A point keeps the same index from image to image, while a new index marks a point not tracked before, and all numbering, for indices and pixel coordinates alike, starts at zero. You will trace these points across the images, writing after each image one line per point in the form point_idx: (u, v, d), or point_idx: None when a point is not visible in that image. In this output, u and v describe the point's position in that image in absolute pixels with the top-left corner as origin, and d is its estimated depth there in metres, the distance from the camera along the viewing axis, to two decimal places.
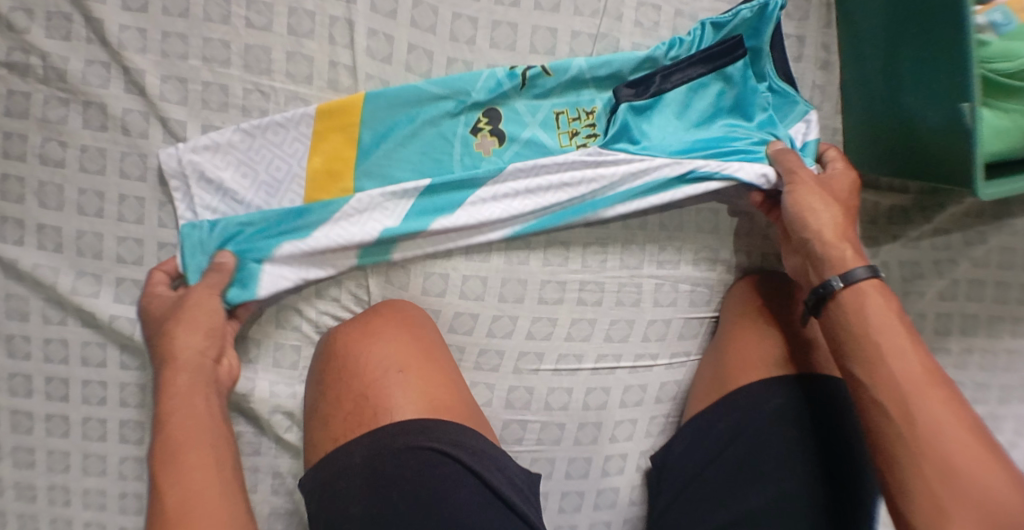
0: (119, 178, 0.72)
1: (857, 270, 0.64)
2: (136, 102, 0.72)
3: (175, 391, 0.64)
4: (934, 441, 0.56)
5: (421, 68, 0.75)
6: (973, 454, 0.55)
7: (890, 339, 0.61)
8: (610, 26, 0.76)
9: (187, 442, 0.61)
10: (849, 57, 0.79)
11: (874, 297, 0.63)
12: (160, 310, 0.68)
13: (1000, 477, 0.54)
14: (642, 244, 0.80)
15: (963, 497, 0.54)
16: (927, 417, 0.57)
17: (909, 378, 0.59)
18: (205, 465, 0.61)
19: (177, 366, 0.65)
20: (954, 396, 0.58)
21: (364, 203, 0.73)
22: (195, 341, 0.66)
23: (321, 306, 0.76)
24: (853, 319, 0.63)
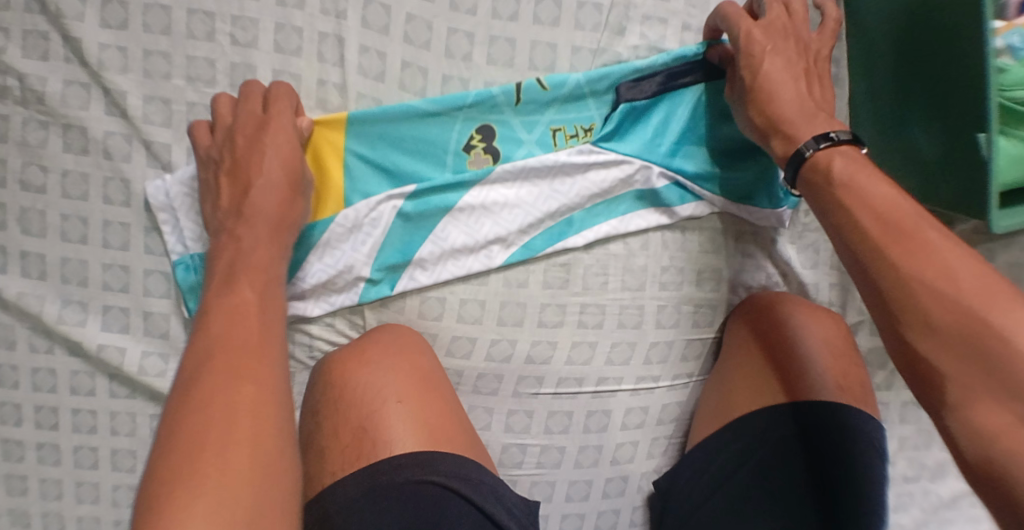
0: (102, 204, 0.70)
1: (802, 149, 0.61)
2: (118, 124, 0.69)
3: (258, 222, 0.63)
4: (908, 303, 0.50)
5: (415, 86, 0.71)
6: (963, 299, 0.48)
7: (847, 208, 0.56)
8: (613, 40, 0.73)
9: (250, 285, 0.58)
10: (860, 73, 0.75)
11: (842, 159, 0.58)
12: (273, 152, 0.64)
13: (1004, 313, 0.47)
14: (645, 264, 0.77)
15: (960, 354, 0.48)
16: (908, 260, 0.51)
17: (876, 241, 0.53)
18: (252, 300, 0.57)
19: (245, 253, 0.61)
20: (931, 238, 0.51)
21: (351, 219, 0.71)
22: (270, 263, 0.61)
23: (317, 331, 0.74)
24: (818, 197, 0.59)
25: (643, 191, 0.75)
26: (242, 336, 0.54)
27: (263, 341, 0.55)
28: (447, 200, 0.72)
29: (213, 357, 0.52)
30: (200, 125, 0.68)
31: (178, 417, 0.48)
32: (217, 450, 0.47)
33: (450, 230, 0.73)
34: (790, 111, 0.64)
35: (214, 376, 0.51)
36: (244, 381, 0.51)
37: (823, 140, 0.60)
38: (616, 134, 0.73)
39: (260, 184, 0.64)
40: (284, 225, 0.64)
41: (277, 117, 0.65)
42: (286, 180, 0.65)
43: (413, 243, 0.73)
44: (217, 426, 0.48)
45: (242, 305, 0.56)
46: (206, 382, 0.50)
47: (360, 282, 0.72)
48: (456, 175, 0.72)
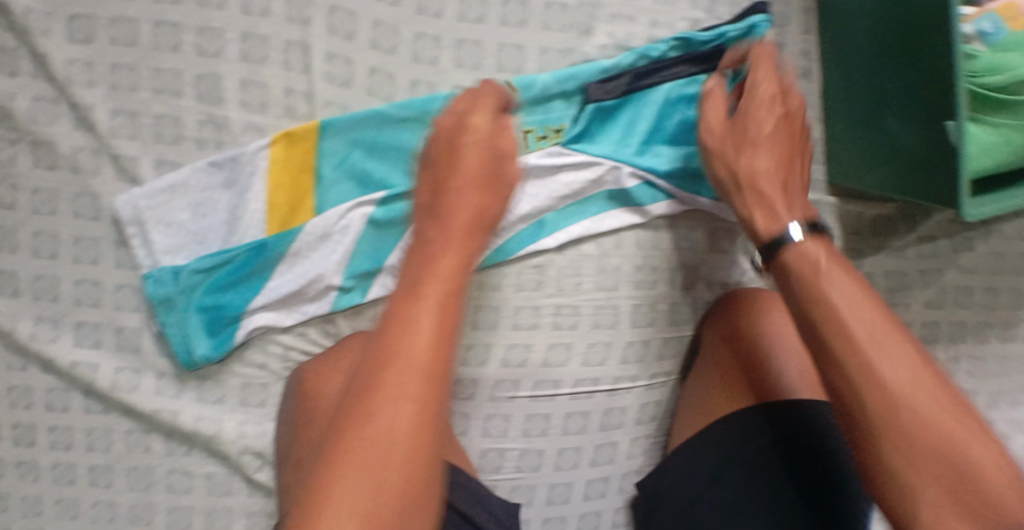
0: (73, 219, 0.70)
1: (784, 236, 0.58)
2: (86, 139, 0.69)
3: (455, 226, 0.57)
4: (900, 434, 0.48)
5: (383, 91, 0.71)
6: (954, 444, 0.47)
7: (831, 302, 0.52)
8: (580, 41, 0.72)
9: (426, 307, 0.49)
10: (832, 65, 0.75)
11: (824, 257, 0.55)
12: (470, 153, 0.61)
13: (984, 459, 0.46)
14: (618, 264, 0.77)
15: (951, 504, 0.46)
16: (891, 385, 0.49)
17: (858, 349, 0.50)
18: (425, 311, 0.49)
19: (439, 257, 0.54)
20: (910, 359, 0.50)
21: (321, 228, 0.70)
22: (464, 262, 0.54)
23: (289, 342, 0.74)
24: (797, 288, 0.55)
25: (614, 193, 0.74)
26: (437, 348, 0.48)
27: (445, 367, 0.48)
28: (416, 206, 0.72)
29: (377, 387, 0.46)
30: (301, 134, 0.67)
31: (319, 466, 0.44)
32: (359, 491, 0.43)
33: None
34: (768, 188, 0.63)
35: (375, 397, 0.45)
36: (387, 424, 0.45)
37: (809, 231, 0.57)
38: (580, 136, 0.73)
39: (454, 185, 0.60)
40: (484, 221, 0.60)
41: (472, 113, 0.62)
42: (491, 174, 0.61)
43: (383, 249, 0.72)
44: (360, 469, 0.43)
45: (416, 326, 0.48)
46: (369, 418, 0.45)
47: (332, 290, 0.72)
48: None
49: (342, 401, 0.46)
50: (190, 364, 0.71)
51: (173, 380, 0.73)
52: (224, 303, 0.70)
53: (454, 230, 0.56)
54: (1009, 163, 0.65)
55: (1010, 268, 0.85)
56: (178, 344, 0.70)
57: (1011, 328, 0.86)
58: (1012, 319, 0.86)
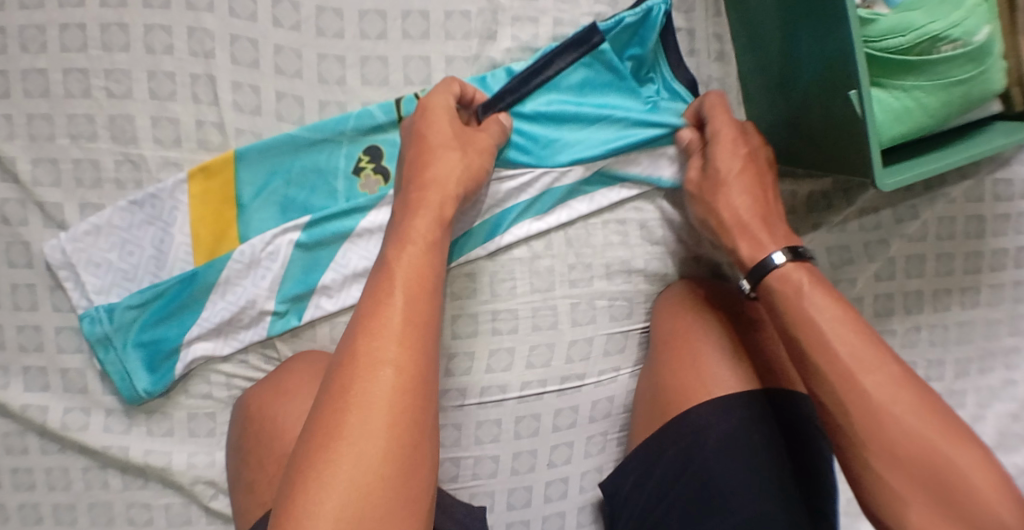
0: (7, 268, 0.71)
1: (772, 257, 0.61)
2: (12, 190, 0.71)
3: (422, 202, 0.61)
4: (874, 430, 0.53)
5: (294, 115, 0.71)
6: (928, 434, 0.52)
7: (816, 325, 0.56)
8: (484, 46, 0.72)
9: (401, 285, 0.53)
10: (744, 45, 0.74)
11: (807, 284, 0.59)
12: (433, 135, 0.64)
13: (957, 449, 0.51)
14: (551, 265, 0.76)
15: (920, 484, 0.51)
16: (869, 397, 0.53)
17: (836, 363, 0.55)
18: (401, 277, 0.54)
19: (410, 243, 0.57)
20: (892, 372, 0.54)
21: (248, 255, 0.71)
22: (433, 242, 0.58)
23: (230, 370, 0.74)
24: (779, 307, 0.60)
25: (537, 194, 0.74)
26: (411, 304, 0.52)
27: (425, 335, 0.51)
28: (342, 225, 0.71)
29: (356, 345, 0.50)
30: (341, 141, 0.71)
31: (319, 409, 0.48)
32: (358, 445, 0.46)
33: (348, 253, 0.72)
34: (742, 233, 0.65)
35: (359, 363, 0.49)
36: (378, 375, 0.48)
37: (792, 255, 0.60)
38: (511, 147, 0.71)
39: (421, 161, 0.63)
40: (466, 179, 0.64)
41: (432, 99, 0.65)
42: (465, 139, 0.66)
43: (316, 270, 0.72)
44: (356, 425, 0.46)
45: (391, 305, 0.51)
46: (350, 388, 0.48)
47: (266, 316, 0.72)
48: (350, 201, 0.72)
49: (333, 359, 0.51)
50: (134, 400, 0.72)
51: (121, 416, 0.74)
52: (161, 336, 0.71)
53: (420, 211, 0.60)
54: (922, 127, 0.64)
55: (963, 231, 0.81)
56: (119, 380, 0.71)
57: (971, 294, 0.82)
58: (970, 283, 0.82)
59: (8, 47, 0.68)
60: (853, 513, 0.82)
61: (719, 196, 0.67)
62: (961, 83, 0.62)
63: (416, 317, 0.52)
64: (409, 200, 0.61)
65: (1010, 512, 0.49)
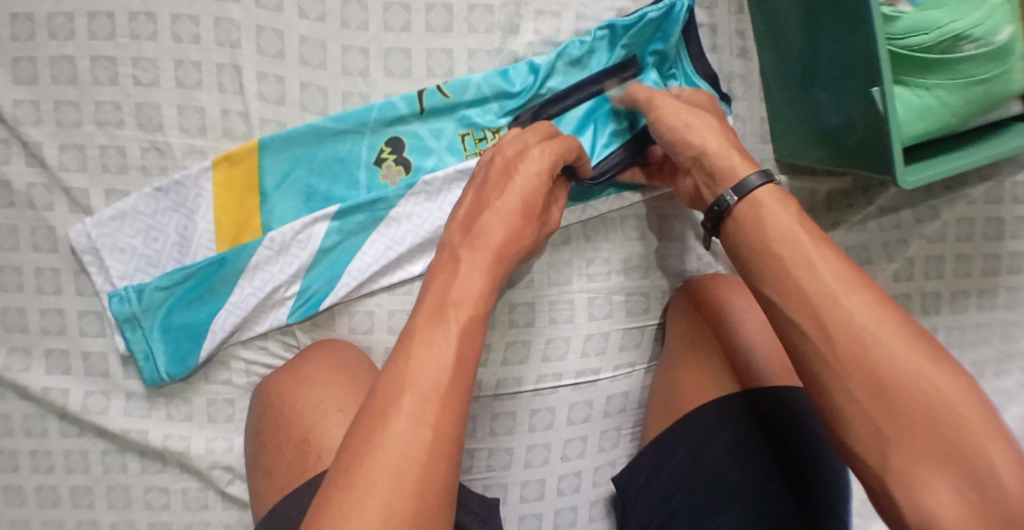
0: (32, 252, 0.72)
1: (751, 179, 0.56)
2: (39, 175, 0.71)
3: (489, 232, 0.58)
4: (863, 363, 0.47)
5: (317, 106, 0.72)
6: (918, 368, 0.47)
7: (778, 254, 0.52)
8: (506, 40, 0.72)
9: (454, 324, 0.51)
10: (766, 42, 0.74)
11: (772, 206, 0.54)
12: (522, 181, 0.61)
13: (946, 384, 0.46)
14: (568, 259, 0.77)
15: (911, 428, 0.46)
16: (848, 320, 0.48)
17: (816, 286, 0.50)
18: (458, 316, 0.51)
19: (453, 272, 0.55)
20: (878, 301, 0.49)
21: (278, 241, 0.72)
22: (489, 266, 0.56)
23: (251, 356, 0.75)
24: (752, 239, 0.54)
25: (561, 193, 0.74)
26: (460, 350, 0.50)
27: (467, 352, 0.50)
28: (365, 214, 0.72)
29: (402, 388, 0.47)
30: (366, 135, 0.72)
31: (352, 444, 0.46)
32: (390, 441, 0.45)
33: (372, 241, 0.73)
34: (716, 142, 0.60)
35: (398, 408, 0.47)
36: (418, 431, 0.46)
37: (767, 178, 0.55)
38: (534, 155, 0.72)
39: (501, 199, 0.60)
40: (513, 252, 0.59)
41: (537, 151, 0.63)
42: (534, 205, 0.61)
43: (341, 260, 0.73)
44: (397, 428, 0.46)
45: (439, 346, 0.49)
46: (403, 400, 0.47)
47: (289, 299, 0.73)
48: (373, 192, 0.72)
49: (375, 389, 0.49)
50: (156, 381, 0.73)
51: (142, 400, 0.75)
52: (184, 321, 0.72)
53: (484, 242, 0.57)
54: (943, 125, 0.64)
55: (982, 233, 0.81)
56: (144, 361, 0.72)
57: (989, 296, 0.82)
58: (988, 285, 0.82)
59: (36, 35, 0.69)
60: (866, 514, 0.82)
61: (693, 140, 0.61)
62: (982, 82, 0.62)
63: (462, 363, 0.49)
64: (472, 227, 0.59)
65: (999, 454, 0.44)
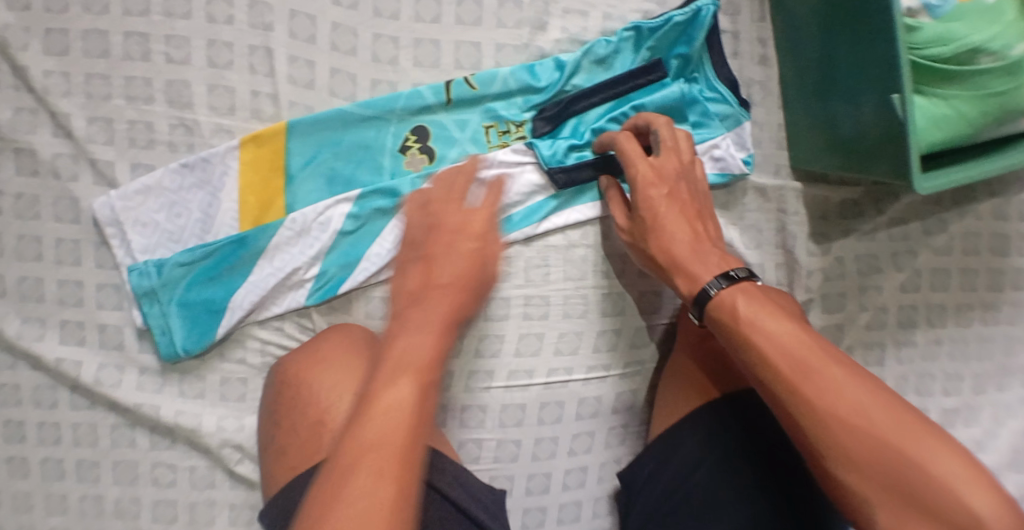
0: (53, 222, 0.73)
1: (706, 288, 0.61)
2: (65, 145, 0.72)
3: (435, 301, 0.58)
4: (830, 440, 0.54)
5: (345, 92, 0.73)
6: (881, 430, 0.52)
7: (755, 344, 0.57)
8: (534, 35, 0.74)
9: (403, 381, 0.52)
10: (787, 51, 0.76)
11: (746, 299, 0.59)
12: (461, 256, 0.62)
13: (920, 445, 0.51)
14: (585, 254, 0.77)
15: (887, 487, 0.52)
16: (820, 396, 0.54)
17: (789, 368, 0.55)
18: (404, 385, 0.52)
19: (393, 352, 0.54)
20: (838, 376, 0.54)
21: (299, 223, 0.72)
22: (432, 328, 0.56)
23: (267, 336, 0.75)
24: (728, 329, 0.59)
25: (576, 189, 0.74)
26: (393, 425, 0.50)
27: (419, 416, 0.51)
28: (386, 199, 0.73)
29: (356, 463, 0.48)
30: (393, 123, 0.73)
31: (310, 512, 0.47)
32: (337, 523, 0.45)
33: (391, 225, 0.74)
34: (680, 243, 0.64)
35: (355, 481, 0.47)
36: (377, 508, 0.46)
37: (726, 280, 0.60)
38: (551, 150, 0.72)
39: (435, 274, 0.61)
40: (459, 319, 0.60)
41: (463, 217, 0.64)
42: (470, 277, 0.62)
43: (359, 246, 0.74)
44: (356, 500, 0.46)
45: (386, 411, 0.50)
46: (357, 468, 0.48)
47: (307, 283, 0.74)
48: (396, 178, 0.73)
49: (324, 469, 0.49)
50: (171, 357, 0.73)
51: (155, 375, 0.75)
52: (203, 297, 0.72)
53: (433, 304, 0.58)
54: (960, 135, 0.66)
55: (987, 248, 0.83)
56: (160, 335, 0.72)
57: (993, 311, 0.83)
58: (992, 299, 0.83)
59: (71, 8, 0.70)
60: None
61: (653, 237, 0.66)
62: (997, 95, 0.64)
63: (408, 431, 0.50)
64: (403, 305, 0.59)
65: (978, 500, 0.49)
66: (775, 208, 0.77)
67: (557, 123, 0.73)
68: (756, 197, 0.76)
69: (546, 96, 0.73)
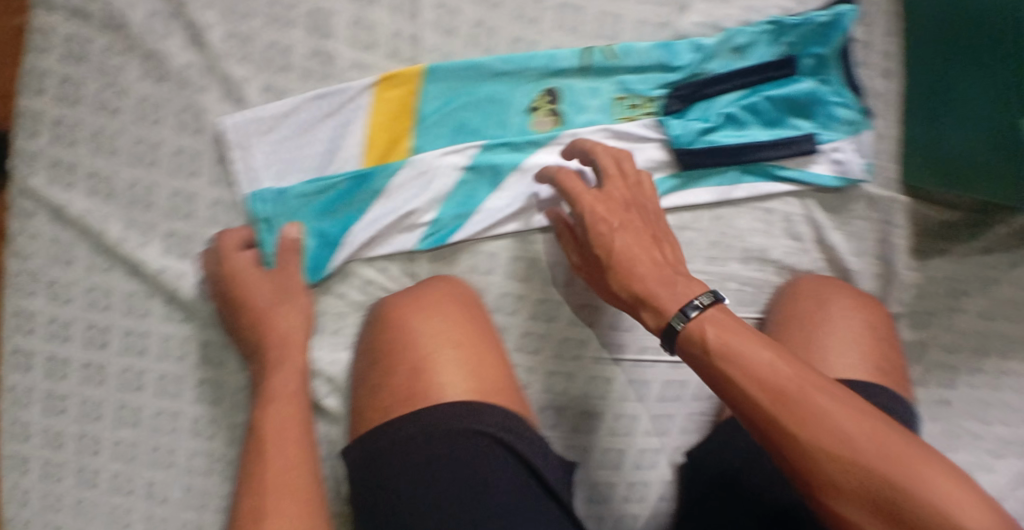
0: (173, 131, 0.72)
1: (673, 323, 0.58)
2: (197, 57, 0.71)
3: (280, 371, 0.69)
4: (818, 472, 0.51)
5: (485, 44, 0.74)
6: (866, 460, 0.49)
7: (733, 376, 0.54)
8: (675, 15, 0.75)
9: (270, 447, 0.65)
10: (913, 69, 0.78)
11: (721, 327, 0.56)
12: (269, 299, 0.70)
13: (913, 470, 0.48)
14: (692, 237, 0.77)
15: (874, 514, 0.49)
16: (805, 427, 0.51)
17: (769, 400, 0.52)
18: (273, 433, 0.66)
19: (274, 402, 0.67)
20: (822, 404, 0.51)
21: (421, 167, 0.73)
22: (292, 396, 0.68)
23: (370, 276, 0.76)
24: (703, 362, 0.56)
25: (698, 170, 0.74)
26: (277, 471, 0.63)
27: (297, 467, 0.63)
28: (510, 155, 0.74)
29: (262, 494, 0.61)
30: (528, 81, 0.73)
31: (244, 497, 0.62)
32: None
33: (509, 180, 0.74)
34: (648, 271, 0.62)
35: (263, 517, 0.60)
36: None
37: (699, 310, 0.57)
38: (682, 129, 0.73)
39: (260, 327, 0.70)
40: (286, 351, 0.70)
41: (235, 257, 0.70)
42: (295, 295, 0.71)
43: (474, 199, 0.74)
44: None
45: (264, 464, 0.64)
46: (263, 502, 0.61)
47: (421, 227, 0.74)
48: (522, 137, 0.74)
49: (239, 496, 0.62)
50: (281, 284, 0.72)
51: None
52: (317, 228, 0.72)
53: (275, 374, 0.69)
54: None
55: None
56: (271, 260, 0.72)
57: None
58: None
59: None
60: None
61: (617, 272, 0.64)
62: None
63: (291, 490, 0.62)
64: (258, 339, 0.70)
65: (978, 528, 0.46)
66: (880, 219, 0.79)
67: (687, 104, 0.74)
68: (865, 205, 0.78)
69: (680, 78, 0.74)
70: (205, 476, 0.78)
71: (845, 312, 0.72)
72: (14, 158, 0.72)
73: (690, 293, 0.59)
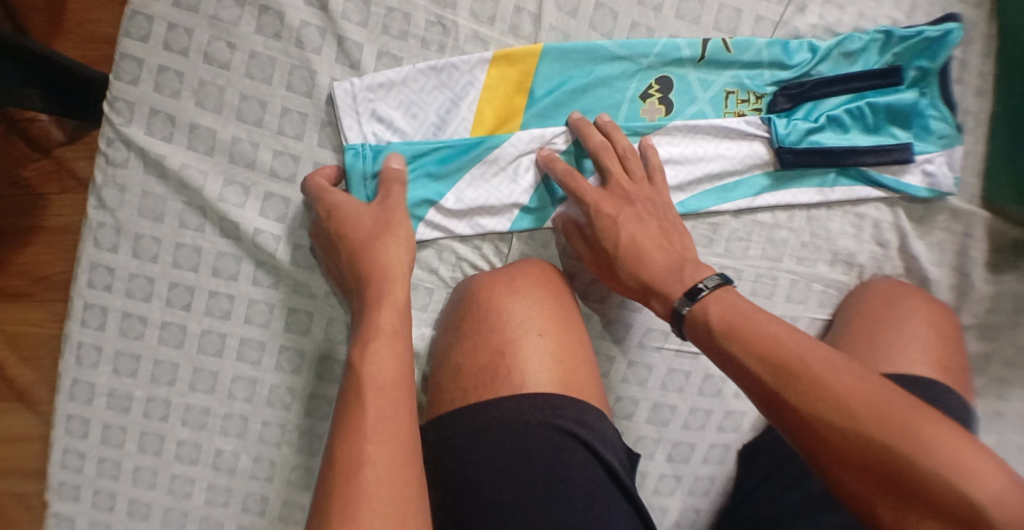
0: (284, 90, 0.70)
1: (679, 307, 0.62)
2: (315, 16, 0.70)
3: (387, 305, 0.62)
4: (819, 441, 0.53)
5: (604, 28, 0.74)
6: (863, 427, 0.51)
7: (736, 352, 0.57)
8: (792, 15, 0.76)
9: (370, 396, 0.57)
10: (1004, 89, 0.80)
11: (724, 308, 0.60)
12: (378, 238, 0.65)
13: (914, 434, 0.50)
14: (786, 236, 0.78)
15: (873, 480, 0.51)
16: (803, 399, 0.53)
17: (771, 373, 0.55)
18: (390, 377, 0.59)
19: (374, 343, 0.60)
20: (821, 374, 0.54)
21: (523, 144, 0.72)
22: (398, 352, 0.60)
23: (463, 253, 0.74)
24: (708, 341, 0.59)
25: (795, 171, 0.76)
26: (379, 419, 0.56)
27: (398, 418, 0.57)
28: None
29: (363, 445, 0.55)
30: (645, 67, 0.73)
31: (338, 444, 0.56)
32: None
33: None
34: (660, 262, 0.66)
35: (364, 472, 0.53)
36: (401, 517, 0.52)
37: (697, 296, 0.61)
38: (788, 126, 0.74)
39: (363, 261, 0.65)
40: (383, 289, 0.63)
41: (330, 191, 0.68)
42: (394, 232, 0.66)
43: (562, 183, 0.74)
44: (371, 495, 0.52)
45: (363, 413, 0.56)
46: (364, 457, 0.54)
47: (515, 209, 0.73)
48: (631, 123, 0.73)
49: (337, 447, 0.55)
50: None
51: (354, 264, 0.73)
52: (415, 195, 0.70)
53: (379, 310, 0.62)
54: None
55: None
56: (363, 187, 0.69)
57: None
58: None
59: None
60: None
61: (626, 262, 0.67)
62: None
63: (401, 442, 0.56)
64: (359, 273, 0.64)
65: (975, 490, 0.48)
66: (961, 232, 0.81)
67: (795, 102, 0.75)
68: (947, 216, 0.81)
69: (790, 79, 0.76)
70: (276, 448, 0.73)
71: (910, 310, 0.74)
72: (111, 104, 0.69)
73: (697, 276, 0.63)
